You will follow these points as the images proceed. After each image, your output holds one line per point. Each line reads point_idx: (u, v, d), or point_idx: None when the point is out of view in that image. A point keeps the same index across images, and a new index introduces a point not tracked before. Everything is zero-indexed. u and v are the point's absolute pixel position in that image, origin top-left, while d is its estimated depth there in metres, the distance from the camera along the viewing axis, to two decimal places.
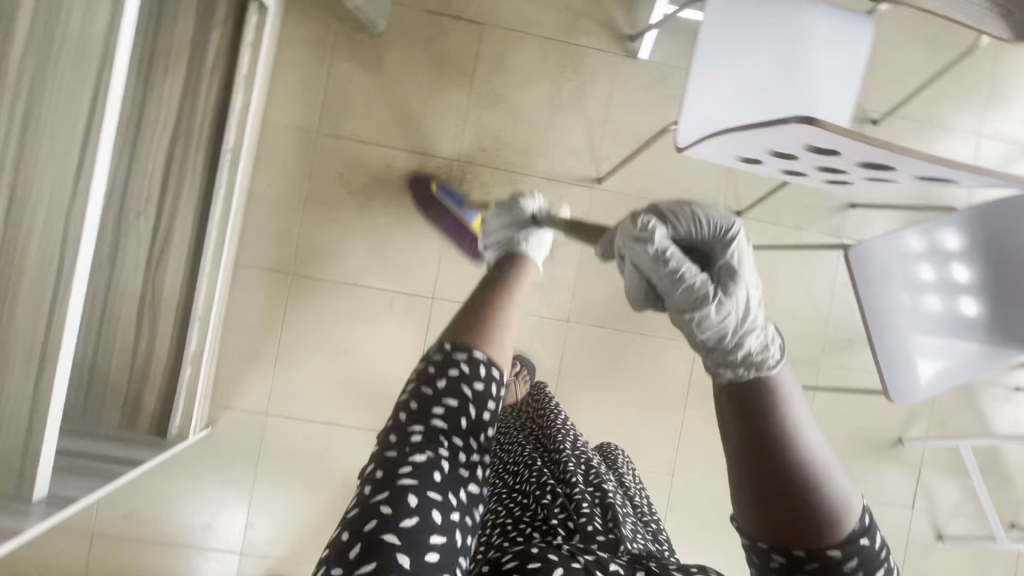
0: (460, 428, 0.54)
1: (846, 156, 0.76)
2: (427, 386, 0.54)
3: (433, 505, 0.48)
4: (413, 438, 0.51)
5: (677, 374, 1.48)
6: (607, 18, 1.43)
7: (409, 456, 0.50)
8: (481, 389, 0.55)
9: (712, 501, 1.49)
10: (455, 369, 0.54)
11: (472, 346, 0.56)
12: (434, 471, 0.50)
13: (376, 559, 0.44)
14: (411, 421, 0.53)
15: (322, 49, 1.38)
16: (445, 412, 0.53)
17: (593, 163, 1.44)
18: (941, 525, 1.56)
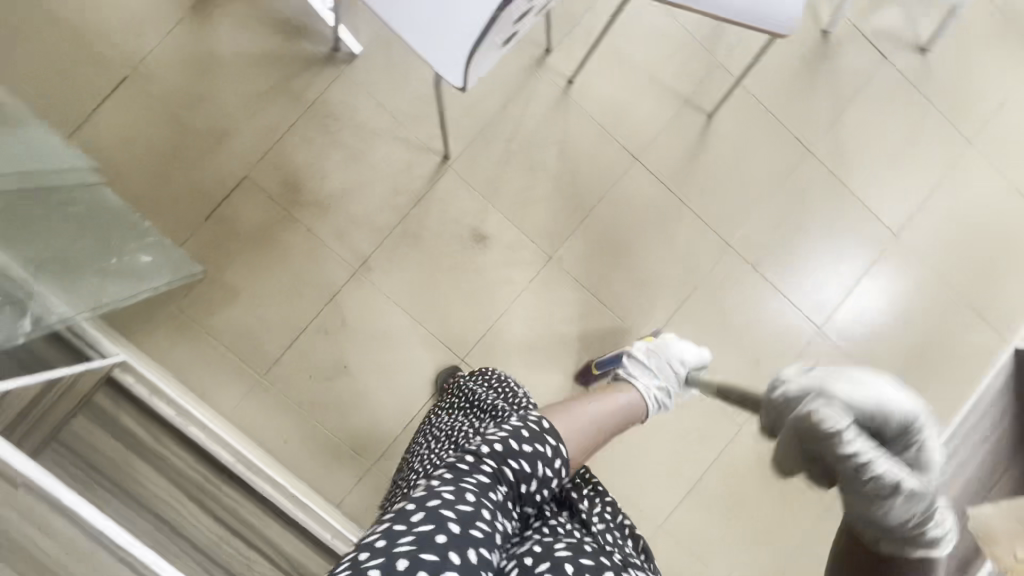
0: (519, 490, 0.63)
1: None
2: (514, 441, 0.64)
3: (485, 508, 0.59)
4: (484, 468, 0.61)
5: (654, 189, 1.49)
6: (304, 57, 1.37)
7: (476, 472, 0.61)
8: (547, 473, 0.65)
9: (773, 224, 1.54)
10: (540, 446, 0.65)
11: (559, 437, 0.68)
12: (491, 492, 0.60)
13: (431, 520, 0.55)
14: (489, 454, 0.62)
15: (186, 327, 1.34)
16: (517, 469, 0.63)
17: (429, 150, 1.42)
18: (913, 42, 1.59)
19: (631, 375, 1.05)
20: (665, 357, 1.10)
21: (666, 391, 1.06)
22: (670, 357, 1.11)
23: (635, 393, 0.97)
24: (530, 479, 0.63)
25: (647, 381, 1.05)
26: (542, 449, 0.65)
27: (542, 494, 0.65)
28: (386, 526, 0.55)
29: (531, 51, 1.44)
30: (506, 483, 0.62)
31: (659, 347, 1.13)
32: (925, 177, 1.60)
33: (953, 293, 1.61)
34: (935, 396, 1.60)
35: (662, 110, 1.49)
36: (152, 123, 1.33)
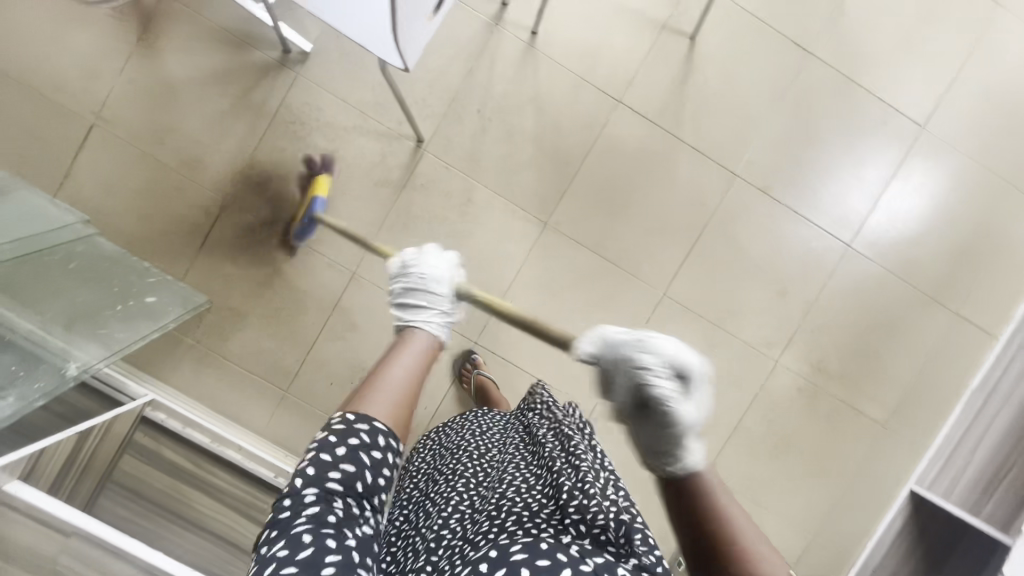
0: (358, 491, 0.57)
1: None
2: (323, 454, 0.56)
3: (330, 538, 0.52)
4: (308, 499, 0.54)
5: (643, 129, 1.39)
6: (257, 67, 1.33)
7: (304, 509, 0.54)
8: (380, 455, 0.58)
9: (780, 142, 1.41)
10: (354, 438, 0.57)
11: (371, 416, 0.59)
12: (330, 518, 0.53)
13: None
14: (306, 485, 0.55)
15: (204, 357, 1.38)
16: (342, 475, 0.56)
17: (402, 137, 1.37)
18: None
19: (401, 322, 0.81)
20: (421, 275, 0.85)
21: (438, 309, 0.82)
22: (427, 271, 0.86)
23: (424, 336, 0.76)
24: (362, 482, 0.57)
25: (435, 319, 0.81)
26: (359, 441, 0.57)
27: (383, 480, 0.59)
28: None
29: (488, 11, 1.35)
30: (341, 497, 0.56)
31: (416, 273, 0.86)
32: (949, 54, 1.42)
33: (997, 178, 1.45)
34: (989, 293, 1.47)
35: (638, 42, 1.37)
36: (129, 164, 1.34)
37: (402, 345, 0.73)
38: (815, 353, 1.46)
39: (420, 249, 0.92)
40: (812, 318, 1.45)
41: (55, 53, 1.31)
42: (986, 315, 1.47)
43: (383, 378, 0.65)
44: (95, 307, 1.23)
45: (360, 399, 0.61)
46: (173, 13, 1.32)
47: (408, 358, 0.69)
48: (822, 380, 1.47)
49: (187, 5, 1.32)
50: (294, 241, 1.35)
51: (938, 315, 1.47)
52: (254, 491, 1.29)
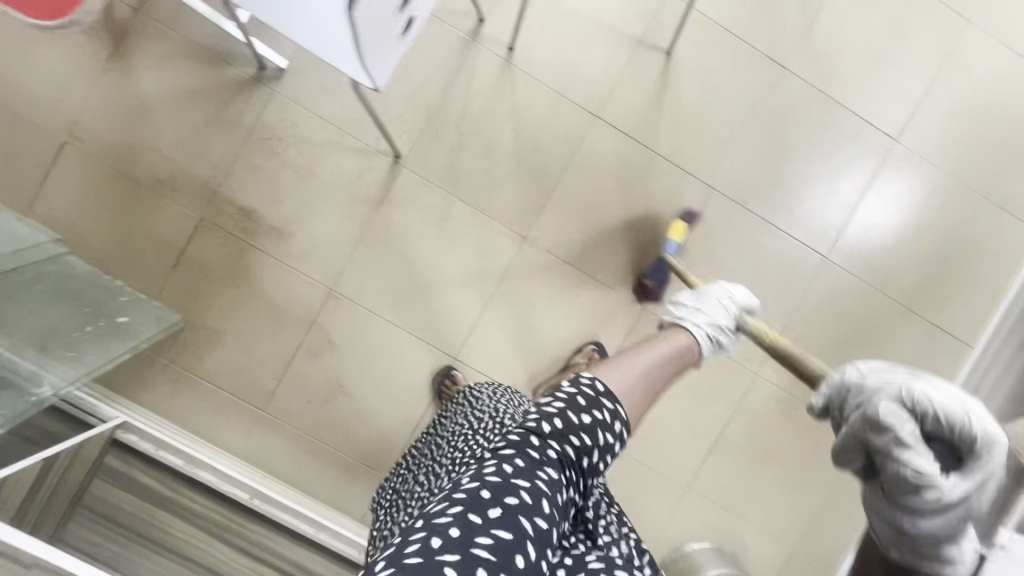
0: (581, 467, 0.67)
1: None
2: (575, 415, 0.67)
3: (555, 500, 0.62)
4: (551, 454, 0.64)
5: (621, 144, 1.39)
6: (232, 84, 1.32)
7: (547, 460, 0.63)
8: (605, 443, 0.68)
9: (757, 155, 1.43)
10: (598, 416, 0.69)
11: (616, 397, 0.71)
12: (556, 481, 0.63)
13: (511, 526, 0.57)
14: (553, 438, 0.65)
15: (178, 377, 1.36)
16: (579, 444, 0.66)
17: (379, 153, 1.36)
18: None
19: (676, 315, 0.90)
20: (709, 296, 0.94)
21: (718, 332, 0.89)
22: (723, 298, 0.94)
23: (687, 337, 0.85)
24: (583, 460, 0.67)
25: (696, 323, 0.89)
26: (599, 418, 0.68)
27: (601, 465, 0.69)
28: (463, 523, 0.56)
29: (465, 27, 1.35)
30: (570, 466, 0.66)
31: (711, 299, 0.93)
32: (921, 68, 1.44)
33: (971, 191, 1.47)
34: (965, 304, 1.48)
35: (615, 58, 1.38)
36: (100, 182, 1.32)
37: (654, 343, 0.82)
38: None
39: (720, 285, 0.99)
40: (791, 330, 1.46)
41: (24, 70, 1.29)
42: (962, 325, 1.49)
43: (635, 365, 0.76)
44: (64, 326, 1.21)
45: (613, 378, 0.74)
46: (146, 29, 1.31)
47: (657, 354, 0.80)
48: (802, 392, 1.47)
49: (160, 20, 1.31)
50: (642, 278, 1.40)
51: (915, 325, 1.48)
52: (228, 515, 1.27)
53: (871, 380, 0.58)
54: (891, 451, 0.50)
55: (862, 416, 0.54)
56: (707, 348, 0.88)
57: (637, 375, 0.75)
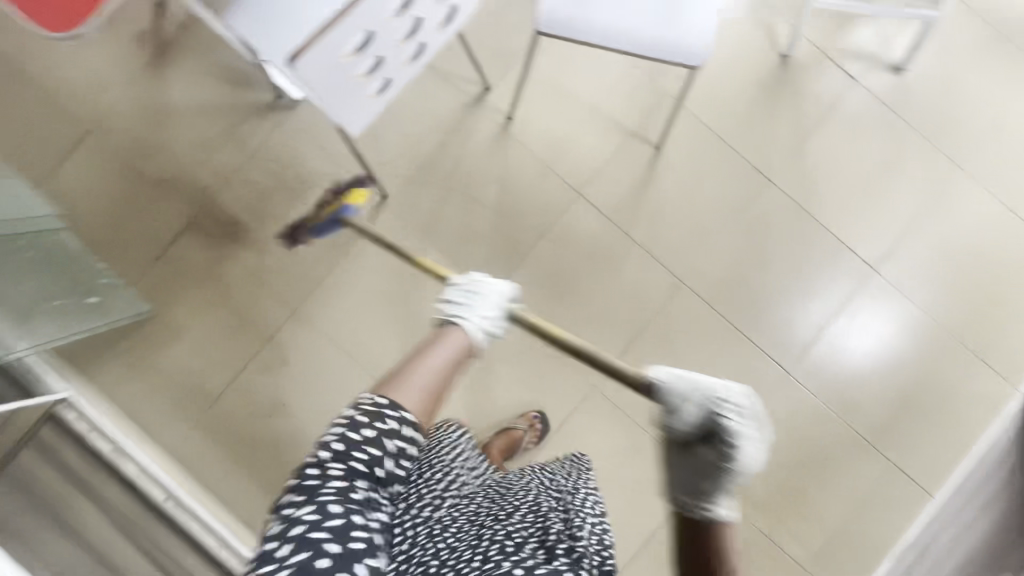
0: (377, 474, 0.62)
1: (378, 26, 0.78)
2: (352, 433, 0.62)
3: (355, 513, 0.60)
4: (335, 472, 0.61)
5: (598, 224, 1.44)
6: (250, 107, 1.44)
7: (331, 481, 0.60)
8: (394, 445, 0.63)
9: (731, 258, 1.45)
10: (378, 426, 0.63)
11: (395, 403, 0.66)
12: (354, 495, 0.61)
13: (305, 548, 0.56)
14: (333, 459, 0.61)
15: (134, 365, 1.40)
16: (364, 455, 0.62)
17: (369, 191, 1.43)
18: (891, 58, 1.47)
19: (446, 320, 0.83)
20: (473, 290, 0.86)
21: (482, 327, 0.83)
22: (488, 291, 0.86)
23: (457, 337, 0.79)
24: (382, 473, 0.63)
25: (470, 322, 0.82)
26: (382, 429, 0.63)
27: (400, 469, 0.64)
28: (259, 570, 0.56)
29: (470, 91, 1.44)
30: (362, 477, 0.62)
31: (466, 293, 0.86)
32: (906, 205, 1.46)
33: (946, 333, 1.44)
34: (930, 449, 1.42)
35: (606, 144, 1.44)
36: (112, 172, 1.43)
37: (431, 348, 0.76)
38: None
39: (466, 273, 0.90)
40: None
41: (73, 64, 1.44)
42: (925, 469, 1.42)
43: (415, 373, 0.70)
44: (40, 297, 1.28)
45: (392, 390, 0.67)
46: (186, 48, 1.45)
47: (435, 359, 0.74)
48: (746, 506, 1.41)
49: (201, 42, 1.45)
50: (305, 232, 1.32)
51: (873, 460, 1.42)
52: (141, 511, 1.27)
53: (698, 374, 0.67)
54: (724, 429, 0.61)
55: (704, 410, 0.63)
56: (482, 338, 0.83)
57: (417, 385, 0.69)
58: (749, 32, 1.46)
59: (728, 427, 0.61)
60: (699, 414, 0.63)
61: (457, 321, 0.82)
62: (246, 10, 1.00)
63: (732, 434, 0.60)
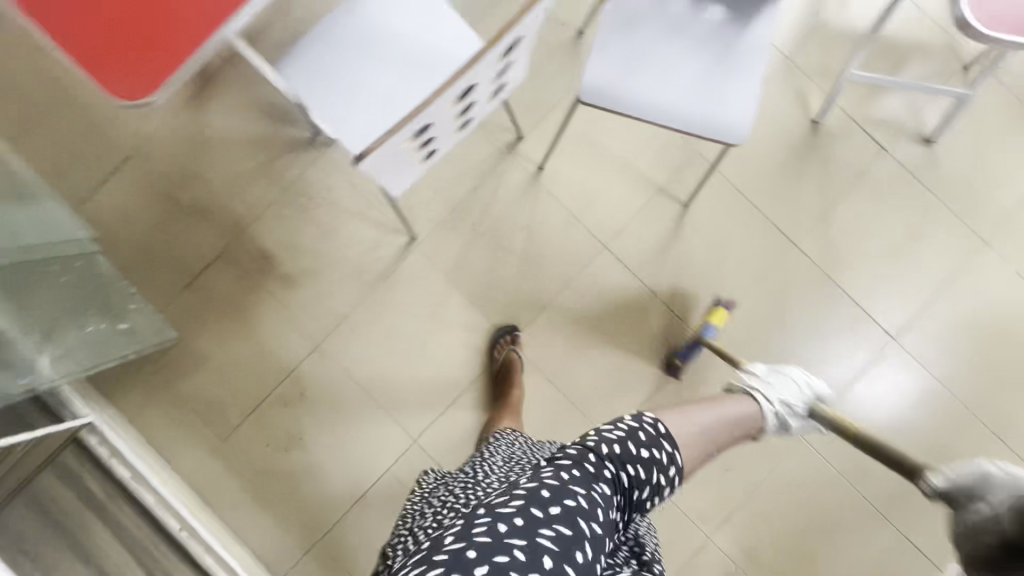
0: (629, 490, 0.69)
1: (439, 116, 0.79)
2: (632, 445, 0.70)
3: (607, 507, 0.65)
4: (606, 468, 0.67)
5: (621, 279, 1.45)
6: (287, 142, 1.47)
7: (602, 472, 0.67)
8: (652, 476, 0.71)
9: (752, 319, 1.46)
10: (652, 452, 0.71)
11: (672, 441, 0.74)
12: (610, 494, 0.66)
13: (569, 508, 0.62)
14: (610, 456, 0.68)
15: (156, 389, 1.43)
16: (632, 468, 0.69)
17: (398, 232, 1.46)
18: (921, 130, 1.48)
19: (754, 390, 1.00)
20: (781, 374, 1.04)
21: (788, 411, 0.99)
22: (791, 380, 1.03)
23: (752, 404, 0.96)
24: (638, 487, 0.69)
25: (771, 403, 0.98)
26: (654, 456, 0.71)
27: (644, 500, 0.70)
28: (526, 498, 0.62)
29: (503, 139, 1.47)
30: (618, 487, 0.68)
31: (762, 376, 1.03)
32: (931, 276, 1.47)
33: (963, 408, 1.45)
34: (940, 522, 1.43)
35: (634, 199, 1.46)
36: (147, 198, 1.46)
37: (720, 403, 0.93)
38: (750, 538, 1.41)
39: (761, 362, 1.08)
40: (753, 501, 1.42)
41: None
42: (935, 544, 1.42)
43: (701, 413, 0.87)
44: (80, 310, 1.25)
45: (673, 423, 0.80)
46: (228, 80, 1.48)
47: (722, 415, 0.90)
48: (754, 570, 1.41)
49: (244, 76, 1.48)
50: (672, 355, 1.41)
51: (883, 531, 1.42)
52: (154, 539, 1.28)
53: None
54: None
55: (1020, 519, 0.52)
56: (770, 417, 0.98)
57: (698, 423, 0.86)
58: (782, 96, 1.48)
59: None
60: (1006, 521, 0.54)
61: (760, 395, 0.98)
62: (300, 72, 1.05)
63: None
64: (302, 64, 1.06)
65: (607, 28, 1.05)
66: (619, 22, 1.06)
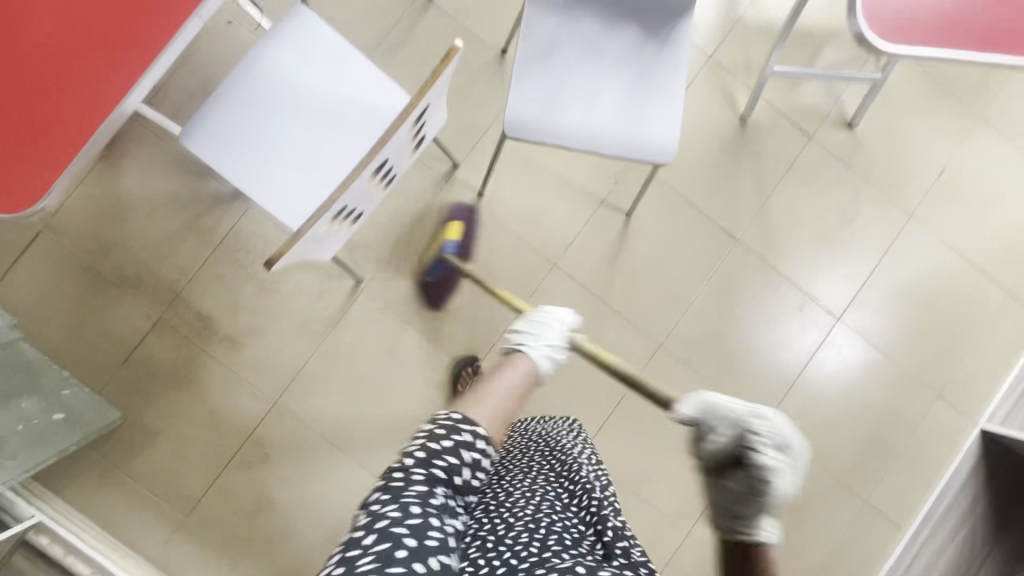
0: (454, 483, 0.61)
1: (354, 195, 0.77)
2: (432, 441, 0.60)
3: (433, 515, 0.57)
4: (416, 475, 0.58)
5: (574, 295, 1.45)
6: (211, 196, 1.39)
7: (414, 484, 0.58)
8: (473, 459, 0.62)
9: (703, 318, 1.49)
10: (463, 437, 0.62)
11: (473, 420, 0.64)
12: (433, 498, 0.58)
13: (387, 539, 0.53)
14: (415, 462, 0.59)
15: (110, 473, 1.36)
16: (444, 465, 0.60)
17: (342, 276, 1.41)
18: (843, 114, 1.53)
19: (518, 344, 0.83)
20: (541, 320, 0.86)
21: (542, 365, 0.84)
22: (552, 323, 0.87)
23: (527, 360, 0.80)
24: (461, 474, 0.61)
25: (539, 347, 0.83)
26: (462, 439, 0.61)
27: (476, 479, 0.63)
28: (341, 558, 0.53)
29: (438, 169, 1.43)
30: (441, 484, 0.59)
31: (536, 337, 0.83)
32: (866, 253, 1.53)
33: (906, 375, 1.53)
34: (898, 486, 1.51)
35: (577, 214, 1.46)
36: (68, 274, 1.37)
37: (507, 367, 0.78)
38: None
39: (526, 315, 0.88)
40: None
41: None
42: (896, 506, 1.50)
43: (493, 392, 0.72)
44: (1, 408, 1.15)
45: (465, 407, 0.67)
46: (138, 138, 1.39)
47: (511, 382, 0.75)
48: None
49: (155, 132, 1.40)
50: (423, 276, 1.40)
51: (848, 502, 1.49)
52: None
53: (737, 408, 0.62)
54: (757, 456, 0.57)
55: (734, 438, 0.60)
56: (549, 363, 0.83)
57: (490, 408, 0.69)
58: (708, 96, 1.50)
59: (762, 457, 0.57)
60: (729, 441, 0.60)
61: (536, 349, 0.82)
62: (206, 138, 0.99)
63: (762, 470, 0.57)
64: (208, 128, 0.99)
65: (524, 60, 1.03)
66: (535, 52, 1.04)
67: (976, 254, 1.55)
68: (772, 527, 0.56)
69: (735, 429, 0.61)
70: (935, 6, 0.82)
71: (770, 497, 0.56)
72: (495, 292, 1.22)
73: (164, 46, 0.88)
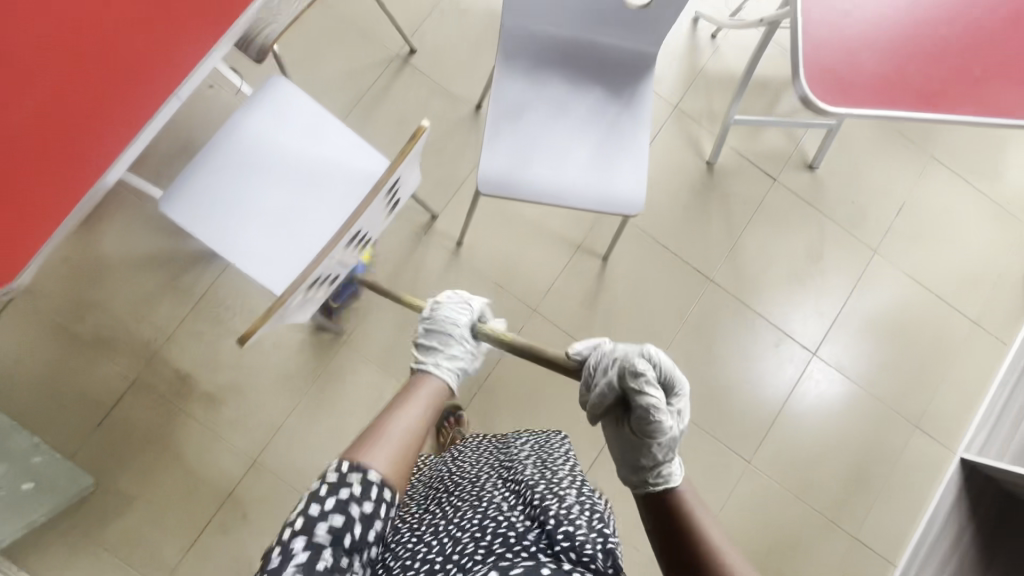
0: (345, 542, 0.61)
1: (330, 264, 0.78)
2: (314, 504, 0.61)
3: None
4: (301, 545, 0.59)
5: (555, 340, 1.47)
6: (191, 254, 1.40)
7: (299, 558, 0.58)
8: (367, 509, 0.62)
9: (682, 358, 1.51)
10: (349, 490, 0.62)
11: (366, 467, 0.64)
12: (322, 565, 0.59)
13: None
14: (297, 531, 0.59)
15: (81, 543, 1.30)
16: (330, 526, 0.60)
17: (323, 329, 1.42)
18: (804, 157, 1.60)
19: (421, 364, 0.95)
20: (435, 329, 0.98)
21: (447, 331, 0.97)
22: (444, 324, 0.98)
23: (431, 377, 0.91)
24: (350, 531, 0.61)
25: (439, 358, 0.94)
26: (346, 494, 0.62)
27: (373, 532, 0.62)
28: None
29: (417, 220, 1.46)
30: (332, 546, 0.60)
31: (434, 350, 0.95)
32: (836, 288, 1.57)
33: (883, 406, 1.56)
34: (885, 520, 1.51)
35: (554, 260, 1.49)
36: (43, 336, 1.35)
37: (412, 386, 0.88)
38: None
39: (422, 325, 0.99)
40: None
41: None
42: (884, 541, 1.50)
43: (390, 429, 0.71)
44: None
45: (359, 451, 0.66)
46: (117, 198, 1.40)
47: (419, 402, 0.79)
48: None
49: (135, 192, 1.41)
50: (329, 300, 1.37)
51: (837, 538, 1.49)
52: None
53: (622, 354, 0.72)
54: (642, 398, 0.68)
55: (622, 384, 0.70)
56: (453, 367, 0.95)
57: (387, 444, 0.68)
58: (676, 144, 1.57)
59: (646, 399, 0.67)
60: (616, 386, 0.70)
61: (438, 362, 0.94)
62: (185, 203, 1.00)
63: (647, 408, 0.68)
64: (187, 194, 1.01)
65: (496, 120, 1.08)
66: (507, 113, 1.09)
67: (939, 286, 1.61)
68: (671, 458, 0.70)
69: (624, 378, 0.69)
70: (872, 70, 0.87)
71: (657, 428, 0.69)
72: (400, 296, 1.17)
73: (146, 122, 0.99)
